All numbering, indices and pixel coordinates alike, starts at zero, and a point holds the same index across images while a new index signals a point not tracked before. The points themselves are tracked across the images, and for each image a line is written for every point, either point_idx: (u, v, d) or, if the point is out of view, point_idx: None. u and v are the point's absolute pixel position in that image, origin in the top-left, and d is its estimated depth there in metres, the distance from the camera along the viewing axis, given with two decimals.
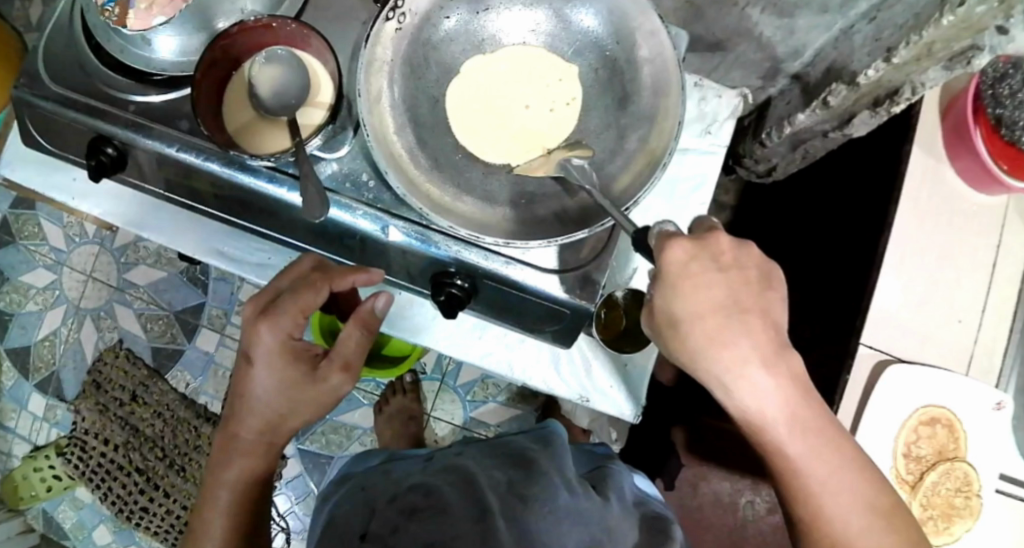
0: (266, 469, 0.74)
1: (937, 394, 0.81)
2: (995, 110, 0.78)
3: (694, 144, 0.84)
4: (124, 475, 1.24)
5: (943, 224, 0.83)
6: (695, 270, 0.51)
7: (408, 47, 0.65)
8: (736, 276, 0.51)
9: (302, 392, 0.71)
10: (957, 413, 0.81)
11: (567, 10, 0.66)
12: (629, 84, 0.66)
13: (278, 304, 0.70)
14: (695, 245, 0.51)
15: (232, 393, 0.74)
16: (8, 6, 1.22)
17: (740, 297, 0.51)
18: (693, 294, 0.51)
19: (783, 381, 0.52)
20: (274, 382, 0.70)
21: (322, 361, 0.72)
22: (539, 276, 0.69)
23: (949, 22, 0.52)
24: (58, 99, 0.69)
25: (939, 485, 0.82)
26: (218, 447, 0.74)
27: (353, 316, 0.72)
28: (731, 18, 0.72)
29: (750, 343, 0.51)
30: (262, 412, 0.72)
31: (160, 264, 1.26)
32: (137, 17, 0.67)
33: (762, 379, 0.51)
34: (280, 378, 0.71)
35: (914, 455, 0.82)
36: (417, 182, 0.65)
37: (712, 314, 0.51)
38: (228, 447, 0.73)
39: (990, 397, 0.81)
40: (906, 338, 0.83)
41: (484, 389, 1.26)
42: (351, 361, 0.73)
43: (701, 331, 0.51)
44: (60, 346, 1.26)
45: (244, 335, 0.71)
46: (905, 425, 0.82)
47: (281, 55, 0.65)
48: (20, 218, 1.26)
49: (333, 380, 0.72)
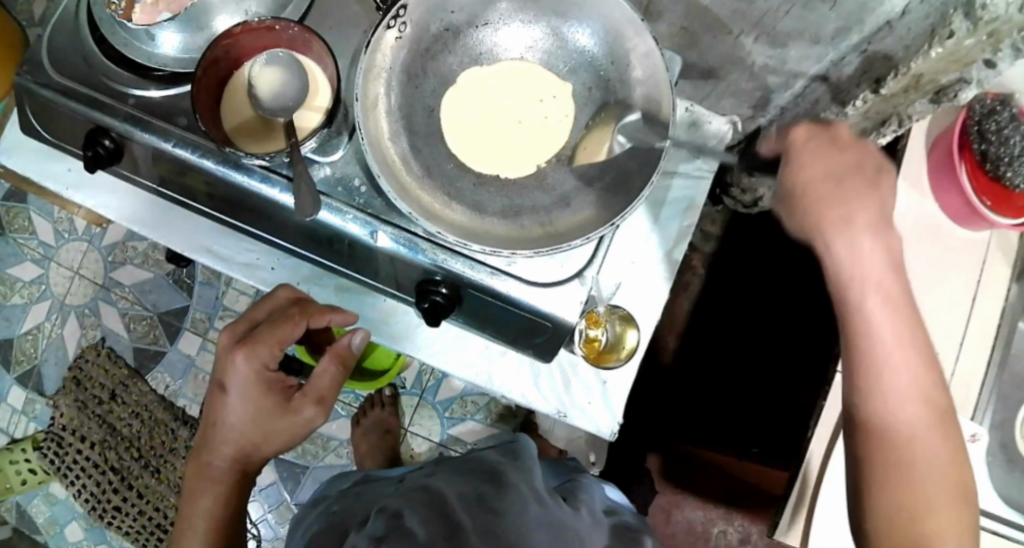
0: (240, 497, 0.75)
1: None
2: (980, 145, 0.80)
3: (682, 168, 0.85)
4: (99, 473, 1.23)
5: (923, 256, 0.85)
6: (812, 145, 0.57)
7: (407, 57, 0.67)
8: (852, 157, 0.57)
9: (276, 422, 0.73)
10: None
11: (564, 29, 0.68)
12: (621, 103, 0.68)
13: (256, 334, 0.72)
14: (814, 129, 0.58)
15: (206, 420, 0.75)
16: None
17: (856, 169, 0.56)
18: (810, 162, 0.57)
19: (882, 252, 0.53)
20: (249, 411, 0.72)
21: (297, 393, 0.75)
22: (525, 289, 0.70)
23: (938, 53, 0.55)
24: (57, 88, 0.70)
25: None
26: (191, 475, 0.75)
27: (331, 351, 0.76)
28: (725, 46, 0.74)
29: (860, 205, 0.54)
30: (234, 440, 0.73)
31: (148, 264, 1.26)
32: (143, 11, 0.68)
33: (865, 240, 0.54)
34: (253, 408, 0.72)
35: None
36: (409, 187, 0.66)
37: (822, 178, 0.56)
38: (201, 475, 0.74)
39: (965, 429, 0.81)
40: None
41: (462, 407, 1.26)
42: (324, 396, 0.76)
43: (813, 190, 0.56)
44: (43, 341, 1.25)
45: (220, 363, 0.73)
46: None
47: (280, 58, 0.66)
48: (11, 211, 1.26)
49: (306, 412, 0.74)
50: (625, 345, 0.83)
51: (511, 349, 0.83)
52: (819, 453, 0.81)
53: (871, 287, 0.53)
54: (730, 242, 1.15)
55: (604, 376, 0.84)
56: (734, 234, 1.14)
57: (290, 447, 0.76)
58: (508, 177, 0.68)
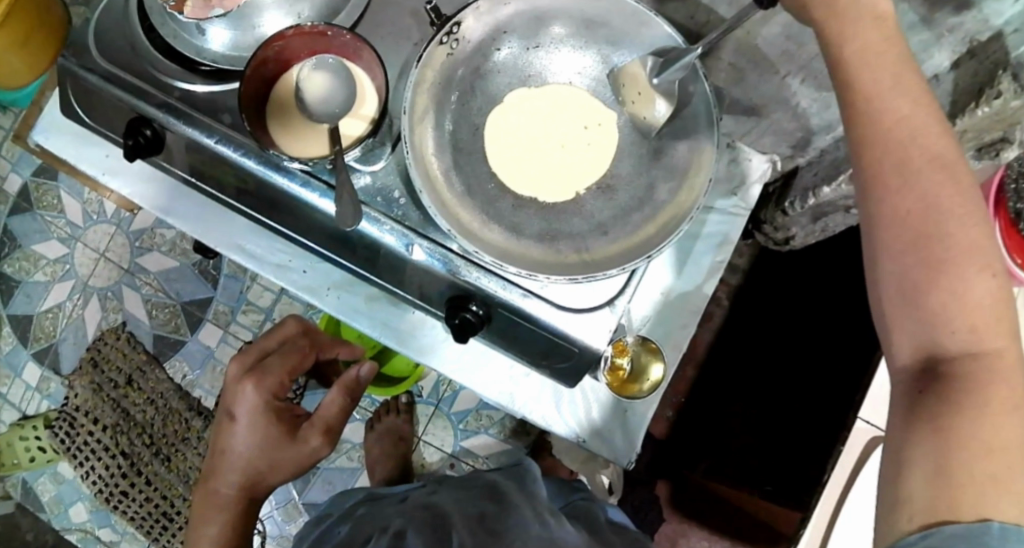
0: (243, 529, 0.74)
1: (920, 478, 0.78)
2: (1015, 205, 0.73)
3: (718, 205, 0.86)
4: (109, 457, 1.24)
5: None
6: None
7: (456, 74, 0.67)
8: None
9: (283, 449, 0.74)
10: None
11: (614, 57, 0.68)
12: (663, 137, 0.68)
13: (265, 366, 0.77)
14: None
15: (211, 453, 0.76)
16: None
17: None
18: None
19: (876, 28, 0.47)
20: (255, 438, 0.73)
21: (304, 424, 0.77)
22: (557, 314, 0.70)
23: (986, 111, 0.54)
24: (104, 74, 0.71)
25: None
26: (195, 508, 0.75)
27: (338, 383, 0.79)
28: (770, 86, 0.75)
29: None
30: (239, 468, 0.73)
31: (174, 253, 1.26)
32: (195, 6, 0.68)
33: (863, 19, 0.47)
34: (260, 436, 0.73)
35: None
36: (448, 204, 0.66)
37: None
38: (206, 506, 0.74)
39: None
40: None
41: (477, 420, 1.25)
42: (332, 426, 0.78)
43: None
44: (63, 320, 1.26)
45: (229, 392, 0.76)
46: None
47: (331, 63, 0.66)
48: (41, 188, 1.27)
49: (312, 441, 0.76)
50: (650, 377, 0.83)
51: (534, 371, 0.83)
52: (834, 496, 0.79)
53: (876, 74, 0.46)
54: (759, 275, 1.14)
55: (625, 404, 0.84)
56: (762, 267, 1.14)
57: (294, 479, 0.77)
58: (546, 202, 0.69)
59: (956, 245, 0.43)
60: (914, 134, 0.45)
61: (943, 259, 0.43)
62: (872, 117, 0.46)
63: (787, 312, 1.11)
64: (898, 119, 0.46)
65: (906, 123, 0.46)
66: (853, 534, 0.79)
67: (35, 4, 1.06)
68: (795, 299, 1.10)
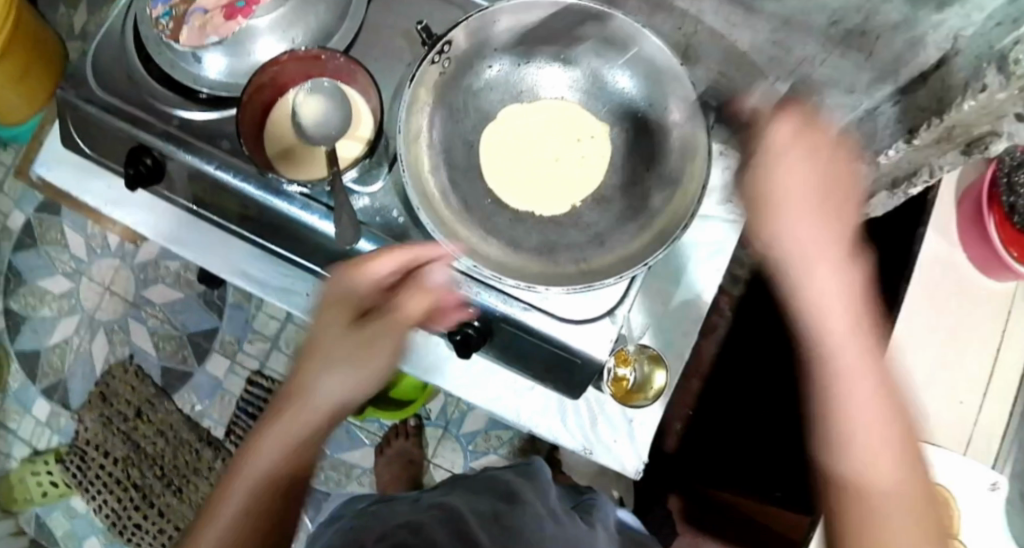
0: (291, 496, 0.58)
1: (944, 473, 0.75)
2: (1008, 198, 0.78)
3: (715, 211, 0.85)
4: (121, 490, 1.24)
5: (955, 304, 0.82)
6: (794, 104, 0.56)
7: (450, 91, 0.68)
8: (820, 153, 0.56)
9: (365, 358, 0.58)
10: (956, 493, 0.75)
11: (604, 70, 0.69)
12: (657, 147, 0.69)
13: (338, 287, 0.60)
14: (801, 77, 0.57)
15: (274, 405, 0.61)
16: (52, 11, 1.30)
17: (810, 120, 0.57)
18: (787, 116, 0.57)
19: (807, 160, 0.55)
20: (331, 370, 0.58)
21: (378, 306, 0.60)
22: (558, 325, 0.70)
23: (970, 106, 0.55)
24: (104, 105, 0.72)
25: None
26: (227, 474, 0.59)
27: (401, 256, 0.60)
28: (761, 90, 0.77)
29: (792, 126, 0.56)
30: (311, 416, 0.58)
31: (179, 285, 1.27)
32: (190, 33, 0.70)
33: (798, 156, 0.55)
34: (341, 361, 0.58)
35: None
36: (445, 220, 0.67)
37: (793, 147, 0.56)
38: (241, 470, 0.58)
39: (986, 477, 0.75)
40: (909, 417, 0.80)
41: (486, 441, 1.25)
42: (422, 314, 0.60)
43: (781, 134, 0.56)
44: (71, 355, 1.27)
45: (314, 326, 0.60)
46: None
47: (326, 87, 0.68)
48: (45, 223, 1.29)
49: (407, 310, 0.59)
50: (653, 385, 0.83)
51: (538, 384, 0.83)
52: None
53: (800, 199, 0.55)
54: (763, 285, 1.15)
55: (630, 415, 0.85)
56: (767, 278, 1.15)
57: (373, 384, 0.60)
58: (544, 214, 0.69)
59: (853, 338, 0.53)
60: (818, 258, 0.54)
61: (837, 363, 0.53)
62: (791, 242, 0.55)
63: (789, 316, 1.10)
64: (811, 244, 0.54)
65: (813, 246, 0.54)
66: None
67: (30, 35, 1.09)
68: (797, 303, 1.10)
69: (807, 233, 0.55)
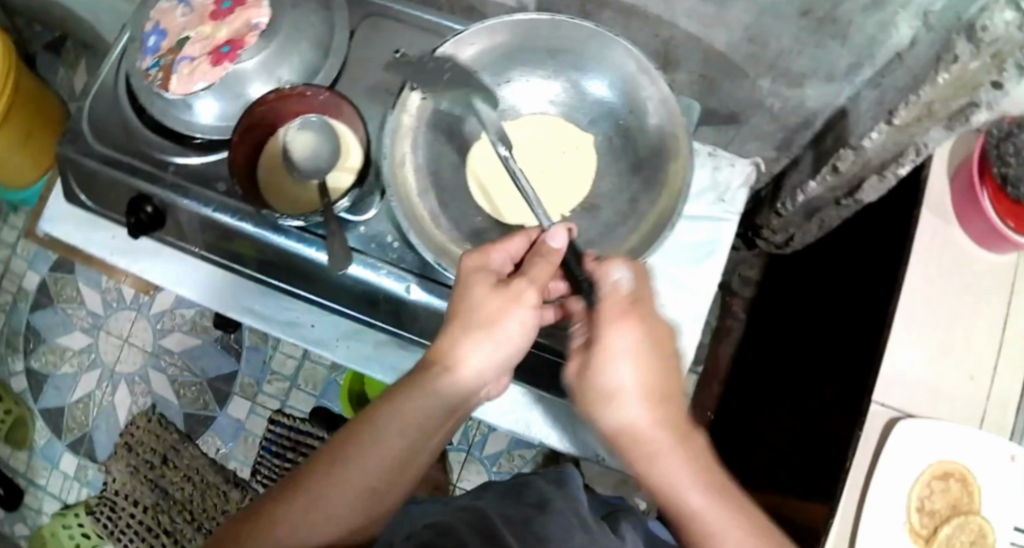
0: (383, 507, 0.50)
1: (950, 448, 0.77)
2: (999, 169, 0.79)
3: (709, 211, 0.86)
4: (153, 537, 1.23)
5: (953, 280, 0.83)
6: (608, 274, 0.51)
7: (432, 115, 0.70)
8: (628, 300, 0.50)
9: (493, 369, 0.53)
10: (971, 466, 0.77)
11: (580, 80, 0.71)
12: (640, 151, 0.71)
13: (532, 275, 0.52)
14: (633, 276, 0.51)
15: (392, 393, 0.52)
16: (58, 81, 1.39)
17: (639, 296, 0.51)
18: (603, 278, 0.51)
19: (608, 283, 0.51)
20: (474, 374, 0.52)
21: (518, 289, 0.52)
22: (556, 334, 0.74)
23: (946, 78, 0.55)
24: (102, 158, 0.75)
25: (954, 538, 0.76)
26: (328, 460, 0.49)
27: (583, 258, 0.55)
28: (743, 90, 0.80)
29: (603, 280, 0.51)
30: (428, 423, 0.51)
31: (195, 331, 1.30)
32: (180, 82, 0.71)
33: (611, 279, 0.51)
34: (478, 367, 0.52)
35: (928, 508, 0.77)
36: (437, 239, 0.68)
37: (609, 287, 0.50)
38: (345, 463, 0.49)
39: (1004, 450, 0.77)
40: (917, 395, 0.80)
41: (510, 461, 1.25)
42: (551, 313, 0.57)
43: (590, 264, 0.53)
44: (94, 409, 1.29)
45: (472, 313, 0.51)
46: (919, 479, 0.77)
47: (314, 122, 0.70)
48: (60, 281, 1.33)
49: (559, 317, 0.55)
50: None
51: (546, 396, 0.83)
52: (859, 480, 0.78)
53: (612, 333, 0.49)
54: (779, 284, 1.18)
55: None
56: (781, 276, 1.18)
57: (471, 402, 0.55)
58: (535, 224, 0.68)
59: (676, 459, 0.49)
60: (631, 386, 0.49)
61: (668, 479, 0.49)
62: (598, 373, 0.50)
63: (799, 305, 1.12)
64: (620, 375, 0.49)
65: (641, 376, 0.49)
66: (884, 530, 0.76)
67: (31, 100, 1.14)
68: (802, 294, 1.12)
69: (643, 411, 0.49)
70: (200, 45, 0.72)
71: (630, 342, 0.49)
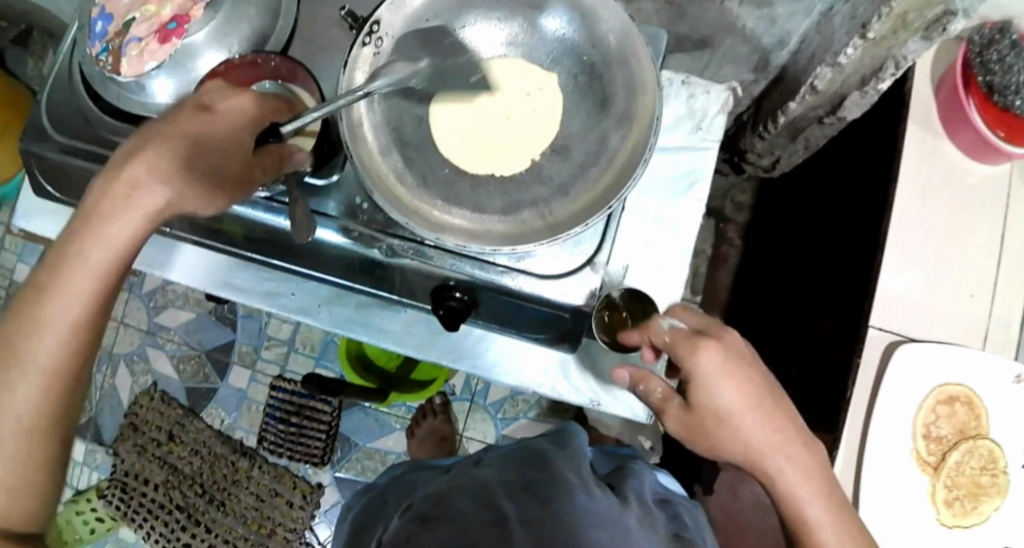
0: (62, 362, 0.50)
1: (955, 370, 0.79)
2: (984, 78, 0.78)
3: (687, 141, 0.84)
4: (166, 513, 1.26)
5: (945, 198, 0.83)
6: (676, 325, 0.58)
7: (386, 70, 0.66)
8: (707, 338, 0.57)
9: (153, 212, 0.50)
10: (975, 389, 0.80)
11: (538, 18, 0.69)
12: (608, 87, 0.68)
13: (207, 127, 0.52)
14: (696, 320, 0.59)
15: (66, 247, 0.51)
16: (23, 67, 1.36)
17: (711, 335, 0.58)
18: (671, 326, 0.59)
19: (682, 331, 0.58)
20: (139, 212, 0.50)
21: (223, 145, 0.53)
22: (541, 282, 0.70)
23: None
24: (64, 148, 0.73)
25: (963, 464, 0.80)
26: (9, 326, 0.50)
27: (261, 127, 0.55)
28: (713, 14, 0.75)
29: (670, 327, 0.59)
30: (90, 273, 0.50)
31: (189, 305, 1.30)
32: (130, 64, 0.69)
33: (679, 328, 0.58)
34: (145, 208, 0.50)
35: (934, 435, 0.80)
36: (402, 197, 0.66)
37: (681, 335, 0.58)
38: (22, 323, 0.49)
39: (1009, 370, 0.79)
40: (913, 318, 0.82)
41: (514, 406, 1.26)
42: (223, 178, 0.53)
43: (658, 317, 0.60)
44: (97, 392, 1.31)
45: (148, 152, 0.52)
46: (923, 406, 0.80)
47: (269, 86, 0.68)
48: None
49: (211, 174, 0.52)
50: None
51: (534, 343, 0.83)
52: (859, 415, 0.81)
53: (707, 371, 0.56)
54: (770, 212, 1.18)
55: None
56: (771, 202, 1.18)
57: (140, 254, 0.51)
58: (506, 174, 0.69)
59: (784, 468, 0.56)
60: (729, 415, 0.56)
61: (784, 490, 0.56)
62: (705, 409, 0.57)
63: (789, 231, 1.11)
64: (723, 406, 0.56)
65: (733, 406, 0.56)
66: (884, 449, 0.80)
67: None
68: (794, 218, 1.10)
69: (754, 426, 0.56)
70: (146, 25, 0.70)
71: (725, 379, 0.56)
